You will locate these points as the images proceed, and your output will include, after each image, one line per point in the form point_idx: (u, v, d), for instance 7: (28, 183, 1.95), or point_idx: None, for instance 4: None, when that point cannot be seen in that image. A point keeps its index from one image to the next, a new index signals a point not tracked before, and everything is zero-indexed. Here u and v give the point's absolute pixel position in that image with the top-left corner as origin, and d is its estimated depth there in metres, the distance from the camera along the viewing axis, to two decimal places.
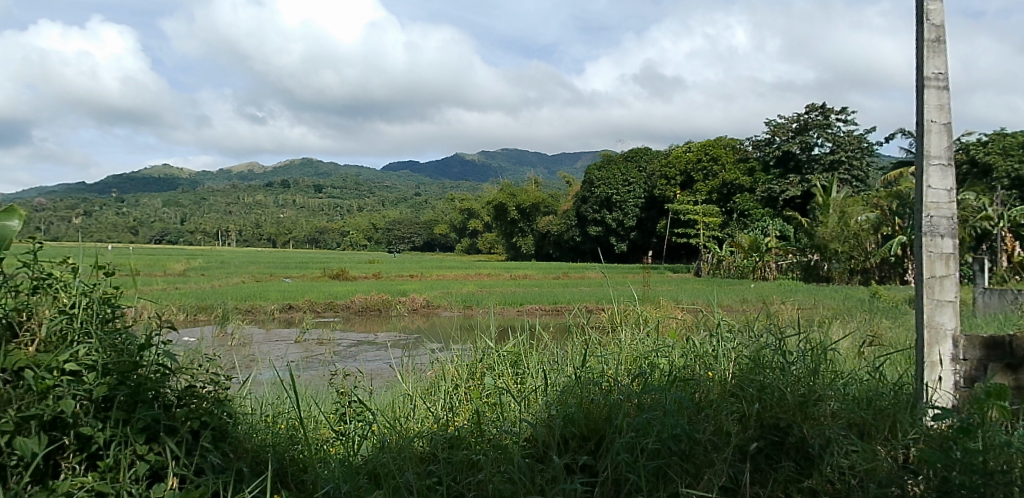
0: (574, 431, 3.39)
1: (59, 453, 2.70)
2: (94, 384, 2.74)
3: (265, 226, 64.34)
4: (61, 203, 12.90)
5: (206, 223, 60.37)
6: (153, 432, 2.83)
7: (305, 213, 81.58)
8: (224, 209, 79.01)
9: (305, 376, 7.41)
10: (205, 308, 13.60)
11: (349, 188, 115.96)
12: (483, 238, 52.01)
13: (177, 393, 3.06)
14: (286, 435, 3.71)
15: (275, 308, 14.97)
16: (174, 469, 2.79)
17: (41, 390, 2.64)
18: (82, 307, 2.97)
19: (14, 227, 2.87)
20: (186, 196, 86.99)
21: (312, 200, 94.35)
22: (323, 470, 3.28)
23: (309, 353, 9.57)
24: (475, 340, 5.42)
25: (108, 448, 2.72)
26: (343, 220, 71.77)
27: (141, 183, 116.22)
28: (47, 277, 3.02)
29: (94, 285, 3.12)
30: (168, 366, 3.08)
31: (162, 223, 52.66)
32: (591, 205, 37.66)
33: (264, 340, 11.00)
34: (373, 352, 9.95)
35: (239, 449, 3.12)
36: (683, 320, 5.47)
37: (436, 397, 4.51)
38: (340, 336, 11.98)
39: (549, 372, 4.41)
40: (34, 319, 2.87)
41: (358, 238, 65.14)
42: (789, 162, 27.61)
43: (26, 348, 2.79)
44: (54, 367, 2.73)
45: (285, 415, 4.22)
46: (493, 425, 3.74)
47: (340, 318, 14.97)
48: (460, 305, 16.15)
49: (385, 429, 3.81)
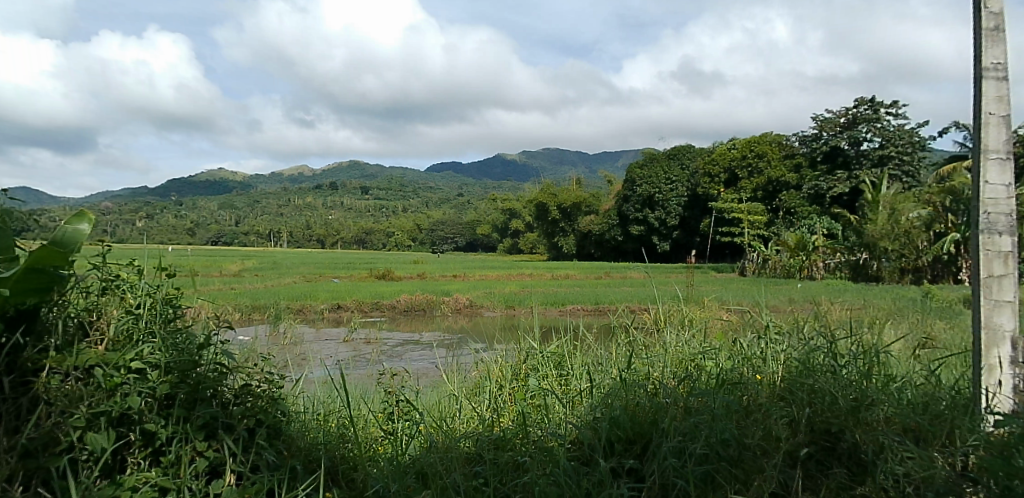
0: (620, 434, 3.38)
1: (126, 449, 2.81)
2: (157, 382, 2.86)
3: (315, 227, 65.73)
4: (126, 207, 13.47)
5: (259, 225, 62.19)
6: (212, 429, 2.95)
7: (352, 214, 83.20)
8: (275, 210, 81.22)
9: (354, 374, 7.60)
10: (260, 307, 14.03)
11: (394, 190, 117.58)
12: (525, 238, 52.17)
13: (234, 391, 3.18)
14: (337, 433, 3.81)
15: (325, 307, 15.32)
16: (231, 465, 2.90)
17: (110, 387, 2.77)
18: (147, 307, 3.10)
19: (85, 230, 3.00)
20: (239, 199, 89.81)
21: (358, 201, 95.89)
22: (372, 469, 3.35)
23: (358, 352, 9.80)
24: (519, 340, 5.45)
25: (171, 444, 2.83)
26: (388, 221, 72.92)
27: (197, 187, 120.45)
28: (114, 278, 3.17)
29: (158, 286, 3.25)
30: (226, 366, 3.19)
31: (217, 225, 54.49)
32: (634, 204, 37.39)
33: (315, 338, 11.29)
34: (419, 351, 10.12)
35: (293, 447, 3.20)
36: (730, 321, 5.41)
37: (481, 398, 4.56)
38: (387, 335, 12.19)
39: (593, 374, 4.42)
40: (103, 318, 3.01)
41: (403, 239, 65.73)
42: (836, 159, 26.90)
43: (96, 346, 2.92)
44: (121, 365, 2.85)
45: (336, 414, 4.34)
46: (538, 426, 3.76)
47: (387, 317, 15.23)
48: (504, 305, 16.25)
49: (432, 429, 3.88)
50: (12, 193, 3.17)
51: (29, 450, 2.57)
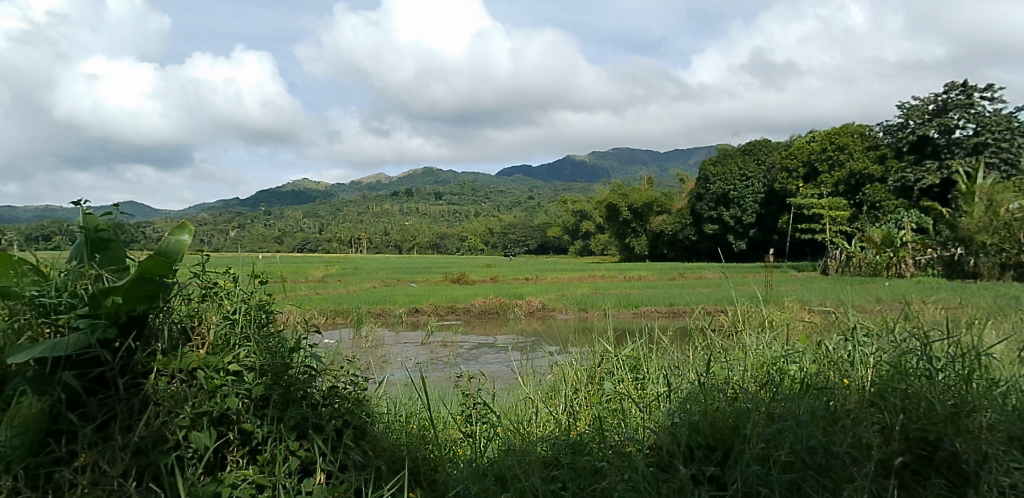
0: (700, 440, 3.32)
1: (226, 447, 2.98)
2: (253, 383, 3.03)
3: (391, 232, 67.46)
4: (221, 218, 14.23)
5: (340, 232, 64.57)
6: (303, 430, 3.10)
7: (426, 220, 84.97)
8: (353, 217, 84.03)
9: (433, 377, 7.78)
10: (342, 312, 14.53)
11: (466, 194, 119.28)
12: (596, 239, 51.85)
13: (323, 393, 3.32)
14: (418, 435, 3.91)
15: (403, 311, 15.69)
16: (321, 464, 3.04)
17: (211, 389, 2.95)
18: (242, 313, 3.29)
19: (186, 240, 3.24)
20: (320, 207, 93.29)
21: (431, 206, 97.80)
22: (452, 470, 3.42)
23: (435, 355, 10.00)
24: (593, 343, 5.42)
25: (266, 443, 2.99)
26: (461, 225, 74.14)
27: (280, 197, 126.14)
28: (213, 285, 3.37)
29: (252, 292, 3.44)
30: (314, 368, 3.34)
31: (301, 233, 56.87)
32: (708, 202, 36.54)
33: (394, 342, 11.60)
34: (494, 354, 10.22)
35: (377, 448, 3.32)
36: (814, 323, 5.21)
37: (556, 401, 4.57)
38: (462, 338, 12.38)
39: (670, 378, 4.35)
40: (203, 324, 3.22)
41: (476, 243, 66.31)
42: (924, 148, 25.37)
43: (198, 350, 3.12)
44: (221, 368, 3.03)
45: (417, 415, 4.46)
46: (616, 431, 3.74)
47: (461, 320, 15.47)
48: (577, 308, 16.20)
49: (509, 432, 3.93)
50: (123, 208, 3.44)
51: (140, 447, 2.78)
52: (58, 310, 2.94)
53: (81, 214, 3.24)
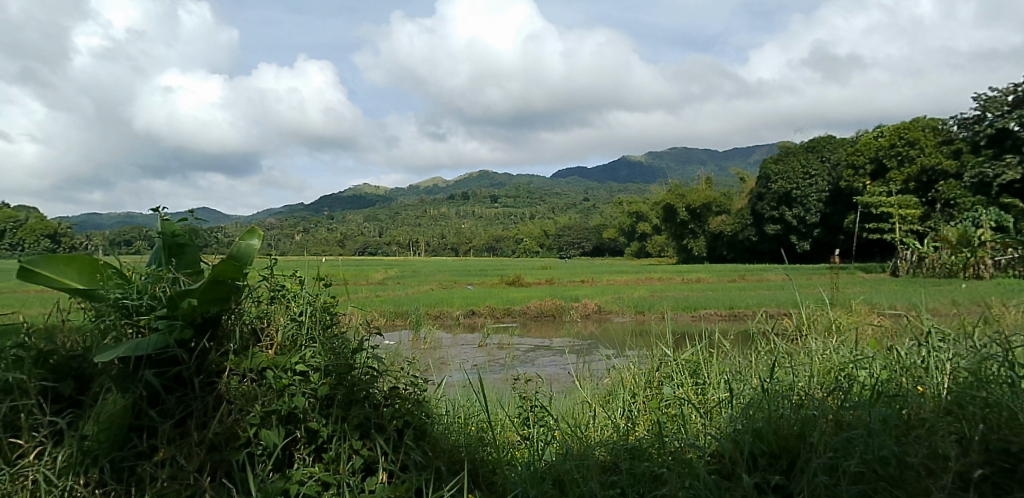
0: (763, 448, 3.24)
1: (294, 445, 3.08)
2: (319, 383, 3.12)
3: (448, 236, 68.31)
4: (288, 222, 14.72)
5: (399, 235, 65.85)
6: (366, 429, 3.17)
7: (482, 222, 85.68)
8: (411, 221, 85.54)
9: (491, 379, 7.83)
10: (401, 314, 14.80)
11: (521, 197, 119.66)
12: (653, 241, 51.16)
13: (384, 393, 3.39)
14: (476, 436, 3.95)
15: (460, 313, 15.85)
16: (383, 464, 3.10)
17: (279, 388, 3.07)
18: (308, 315, 3.40)
19: (255, 244, 3.42)
20: (380, 211, 95.41)
21: (487, 209, 98.49)
22: (510, 473, 3.44)
23: (492, 357, 10.05)
24: (651, 347, 5.35)
25: (331, 442, 3.08)
26: (517, 227, 74.47)
27: (341, 202, 129.42)
28: (280, 287, 3.49)
29: (317, 294, 3.56)
30: (376, 369, 3.42)
31: (362, 237, 58.29)
32: (769, 202, 35.62)
33: (452, 343, 11.72)
34: (550, 357, 10.20)
35: (437, 448, 3.37)
36: (884, 327, 5.00)
37: (614, 406, 4.53)
38: (519, 340, 12.43)
39: (732, 382, 4.27)
40: (272, 325, 3.34)
41: (531, 245, 66.30)
42: (1005, 141, 21.98)
43: (267, 350, 3.24)
44: (288, 368, 3.15)
45: (475, 417, 4.50)
46: (675, 437, 3.68)
47: (518, 323, 15.52)
48: (633, 310, 16.02)
49: (567, 436, 3.92)
50: (197, 214, 3.61)
51: (214, 444, 2.91)
52: (140, 311, 3.11)
53: (159, 220, 3.42)
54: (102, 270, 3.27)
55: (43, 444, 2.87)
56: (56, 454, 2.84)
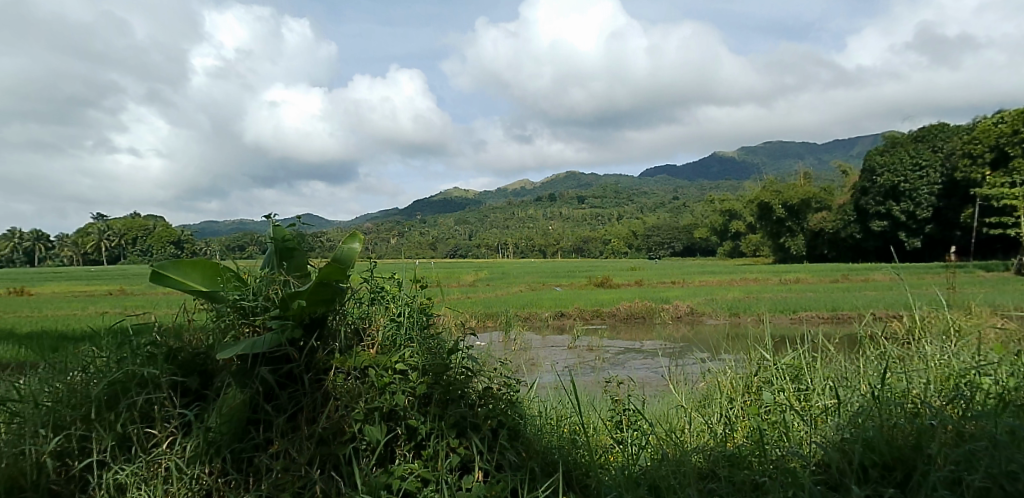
0: (875, 459, 3.08)
1: (395, 441, 3.21)
2: (417, 382, 3.22)
3: (536, 237, 68.76)
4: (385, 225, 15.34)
5: (488, 238, 67.01)
6: (462, 428, 3.25)
7: (569, 223, 85.64)
8: (499, 223, 86.78)
9: (582, 381, 7.82)
10: (492, 315, 15.02)
11: (609, 197, 118.49)
12: (748, 240, 49.39)
13: (479, 393, 3.46)
14: (569, 439, 3.97)
15: (549, 315, 15.90)
16: (479, 463, 3.18)
17: (381, 386, 3.20)
18: (406, 315, 3.51)
19: (356, 248, 3.61)
20: (469, 214, 97.36)
21: (574, 210, 98.21)
22: (605, 476, 3.42)
23: (582, 359, 10.03)
24: (748, 351, 5.17)
25: (430, 439, 3.18)
26: (605, 228, 73.92)
27: (432, 205, 132.94)
28: (381, 289, 3.63)
29: (414, 296, 3.67)
30: (471, 369, 3.50)
31: (452, 240, 59.74)
32: (874, 196, 33.94)
33: (542, 345, 11.78)
34: (641, 360, 10.07)
35: (531, 449, 3.41)
36: (1011, 330, 4.62)
37: (710, 411, 4.42)
38: (609, 342, 12.35)
39: (839, 389, 4.07)
40: (373, 325, 3.49)
41: (619, 245, 65.37)
42: None
43: (369, 349, 3.39)
44: (389, 366, 3.27)
45: (568, 419, 4.51)
46: (777, 445, 3.56)
47: (607, 325, 15.41)
48: (728, 313, 15.56)
49: (662, 440, 3.87)
50: (303, 219, 3.83)
51: (323, 437, 3.08)
52: (255, 312, 3.34)
53: (271, 226, 3.66)
54: (222, 272, 3.54)
55: (174, 434, 3.09)
56: (185, 444, 3.04)
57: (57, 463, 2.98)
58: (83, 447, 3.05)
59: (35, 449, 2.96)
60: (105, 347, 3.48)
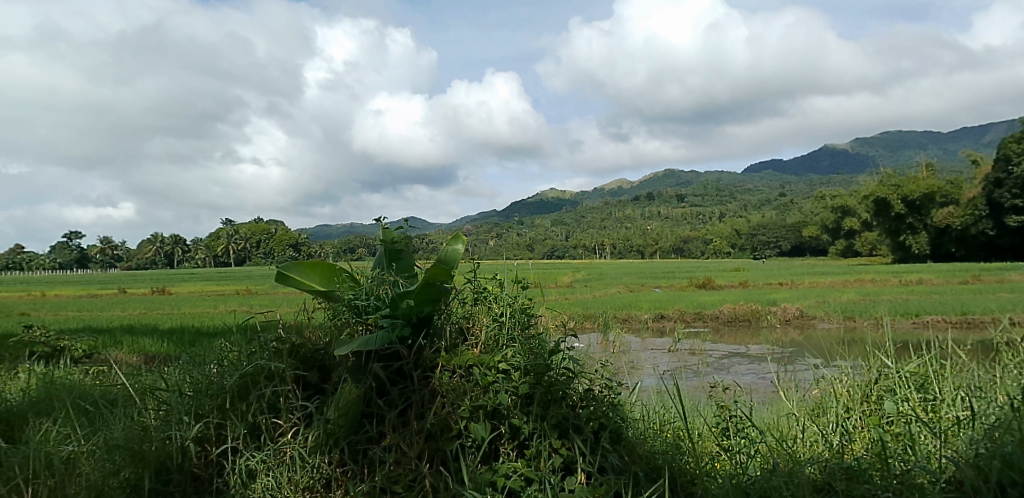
0: (1014, 478, 2.83)
1: (498, 440, 3.28)
2: (520, 382, 3.28)
3: (634, 238, 67.83)
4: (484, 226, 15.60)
5: (585, 239, 66.66)
6: (564, 429, 3.27)
7: (669, 223, 83.69)
8: (597, 223, 86.14)
9: (685, 386, 7.65)
10: (590, 317, 14.90)
11: (710, 195, 114.73)
12: (863, 238, 46.39)
13: (580, 394, 3.47)
14: (674, 444, 3.90)
15: (649, 317, 15.61)
16: (582, 465, 3.19)
17: (485, 384, 3.28)
18: (508, 315, 3.57)
19: (459, 249, 3.74)
20: (565, 215, 97.29)
21: (673, 209, 95.87)
22: (711, 484, 3.34)
23: (684, 362, 9.79)
24: (867, 356, 4.86)
25: (532, 439, 3.23)
26: (706, 227, 71.66)
27: (529, 207, 133.83)
28: (483, 290, 3.72)
29: (516, 296, 3.73)
30: (572, 370, 3.52)
31: (549, 241, 59.92)
32: (1009, 189, 31.04)
33: (642, 347, 11.59)
34: (748, 365, 9.70)
35: (633, 453, 3.39)
36: None
37: (825, 420, 4.20)
38: (712, 346, 11.96)
39: (972, 400, 3.77)
40: (477, 325, 3.59)
41: (722, 245, 63.70)
42: None
43: (473, 348, 3.49)
44: (493, 365, 3.36)
45: (672, 424, 4.43)
46: (901, 459, 3.35)
47: (710, 328, 14.93)
48: (842, 316, 14.74)
49: (773, 449, 3.72)
50: (411, 222, 4.00)
51: (431, 433, 3.20)
52: (368, 310, 3.53)
53: (381, 229, 3.86)
54: (338, 273, 3.77)
55: (297, 425, 3.30)
56: (307, 435, 3.24)
57: (198, 448, 3.26)
58: (219, 433, 3.32)
59: (179, 435, 3.24)
60: (237, 342, 3.80)
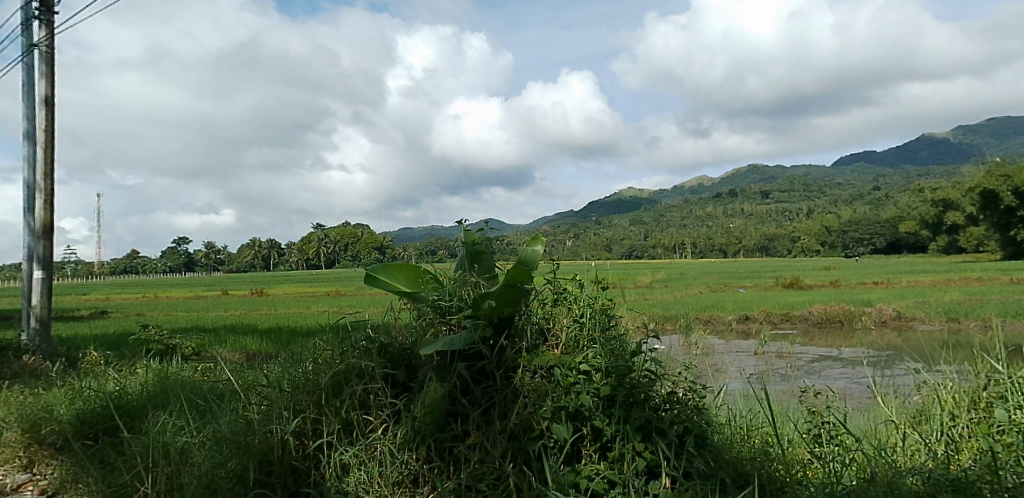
0: None
1: (581, 442, 3.28)
2: (601, 383, 3.27)
3: (716, 237, 66.21)
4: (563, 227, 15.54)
5: (665, 238, 65.37)
6: (648, 432, 3.23)
7: (753, 220, 80.92)
8: (677, 222, 84.39)
9: (775, 390, 7.39)
10: (672, 318, 14.58)
11: (796, 190, 110.06)
12: (967, 234, 43.31)
13: (663, 397, 3.43)
14: (763, 450, 3.79)
15: (733, 318, 15.14)
16: (666, 469, 3.14)
17: (567, 385, 3.30)
18: (589, 316, 3.57)
19: (539, 251, 3.81)
20: (644, 214, 95.84)
21: (757, 206, 92.58)
22: (804, 492, 3.22)
23: (771, 366, 9.47)
24: (976, 360, 4.55)
25: (616, 441, 3.21)
26: (793, 224, 68.79)
27: (606, 206, 132.57)
28: (563, 291, 3.74)
29: (596, 297, 3.72)
30: (655, 372, 3.47)
31: (628, 241, 59.21)
32: None
33: (726, 350, 11.25)
34: (841, 369, 9.27)
35: (720, 459, 3.32)
36: None
37: (928, 428, 3.98)
38: (802, 349, 11.49)
39: None
40: (557, 326, 3.62)
41: (811, 243, 61.14)
42: None
43: (554, 349, 3.52)
44: (574, 366, 3.37)
45: (760, 430, 4.30)
46: (1016, 473, 3.12)
47: (799, 330, 14.34)
48: (945, 318, 13.86)
49: (872, 459, 3.55)
50: (491, 224, 4.11)
51: (514, 432, 3.26)
52: (451, 311, 3.62)
53: (463, 231, 3.98)
54: (422, 275, 3.89)
55: (386, 422, 3.42)
56: (396, 431, 3.35)
57: (297, 442, 3.45)
58: (315, 428, 3.49)
59: (279, 429, 3.44)
60: (330, 342, 3.98)
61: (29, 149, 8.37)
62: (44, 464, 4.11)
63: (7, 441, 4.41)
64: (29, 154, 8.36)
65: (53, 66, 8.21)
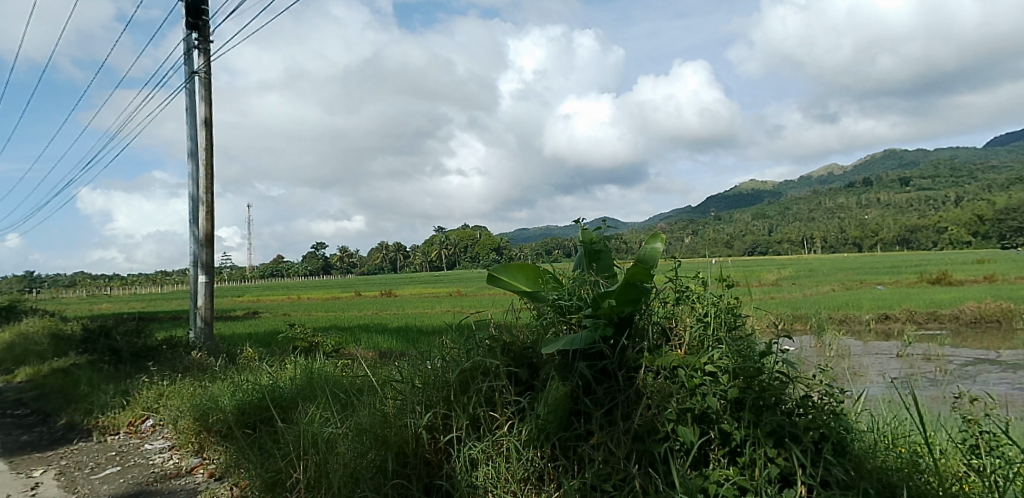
0: None
1: (708, 445, 3.20)
2: (728, 385, 3.17)
3: (851, 230, 63.01)
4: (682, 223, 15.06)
5: (792, 233, 62.11)
6: (780, 438, 3.10)
7: (891, 211, 74.92)
8: (805, 215, 79.86)
9: (922, 395, 6.86)
10: (802, 319, 13.76)
11: (943, 176, 100.50)
12: None
13: (796, 401, 3.27)
14: (910, 460, 3.53)
15: (872, 318, 14.03)
16: (802, 477, 3.00)
17: (692, 387, 3.24)
18: (713, 315, 3.45)
19: (659, 248, 3.76)
20: (769, 207, 91.39)
21: (895, 195, 85.37)
22: None
23: (916, 369, 8.75)
24: None
25: (745, 446, 3.10)
26: (939, 213, 62.87)
27: (727, 200, 127.79)
28: (686, 289, 3.64)
29: (720, 295, 3.58)
30: (787, 374, 3.31)
31: (752, 236, 56.72)
32: None
33: (864, 352, 10.52)
34: (1001, 373, 8.41)
35: (862, 468, 3.13)
36: None
37: None
38: (954, 351, 10.50)
39: None
40: (679, 325, 3.54)
41: (960, 233, 54.16)
42: None
43: (677, 349, 3.46)
44: (699, 367, 3.29)
45: (906, 439, 4.00)
46: None
47: (949, 330, 13.11)
48: None
49: None
50: (609, 222, 4.10)
51: (639, 434, 3.25)
52: (571, 310, 3.68)
53: (580, 230, 4.01)
54: (542, 274, 3.95)
55: (512, 419, 3.52)
56: (521, 428, 3.44)
57: (429, 435, 3.64)
58: (445, 423, 3.67)
59: (413, 422, 3.65)
60: (456, 340, 4.14)
61: (193, 166, 9.28)
62: (212, 449, 4.62)
63: (182, 428, 4.97)
64: (192, 170, 9.28)
65: (210, 90, 9.07)
